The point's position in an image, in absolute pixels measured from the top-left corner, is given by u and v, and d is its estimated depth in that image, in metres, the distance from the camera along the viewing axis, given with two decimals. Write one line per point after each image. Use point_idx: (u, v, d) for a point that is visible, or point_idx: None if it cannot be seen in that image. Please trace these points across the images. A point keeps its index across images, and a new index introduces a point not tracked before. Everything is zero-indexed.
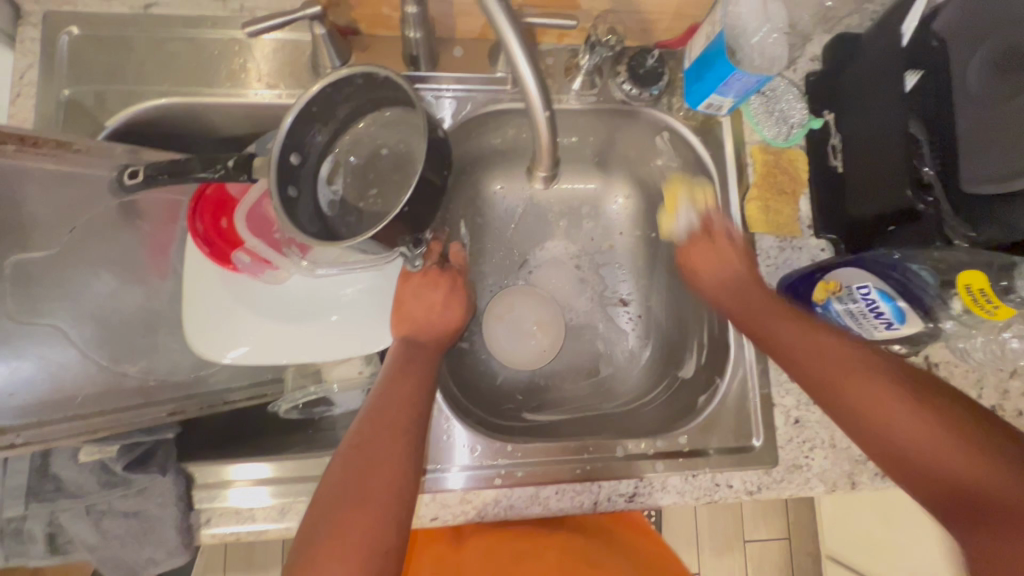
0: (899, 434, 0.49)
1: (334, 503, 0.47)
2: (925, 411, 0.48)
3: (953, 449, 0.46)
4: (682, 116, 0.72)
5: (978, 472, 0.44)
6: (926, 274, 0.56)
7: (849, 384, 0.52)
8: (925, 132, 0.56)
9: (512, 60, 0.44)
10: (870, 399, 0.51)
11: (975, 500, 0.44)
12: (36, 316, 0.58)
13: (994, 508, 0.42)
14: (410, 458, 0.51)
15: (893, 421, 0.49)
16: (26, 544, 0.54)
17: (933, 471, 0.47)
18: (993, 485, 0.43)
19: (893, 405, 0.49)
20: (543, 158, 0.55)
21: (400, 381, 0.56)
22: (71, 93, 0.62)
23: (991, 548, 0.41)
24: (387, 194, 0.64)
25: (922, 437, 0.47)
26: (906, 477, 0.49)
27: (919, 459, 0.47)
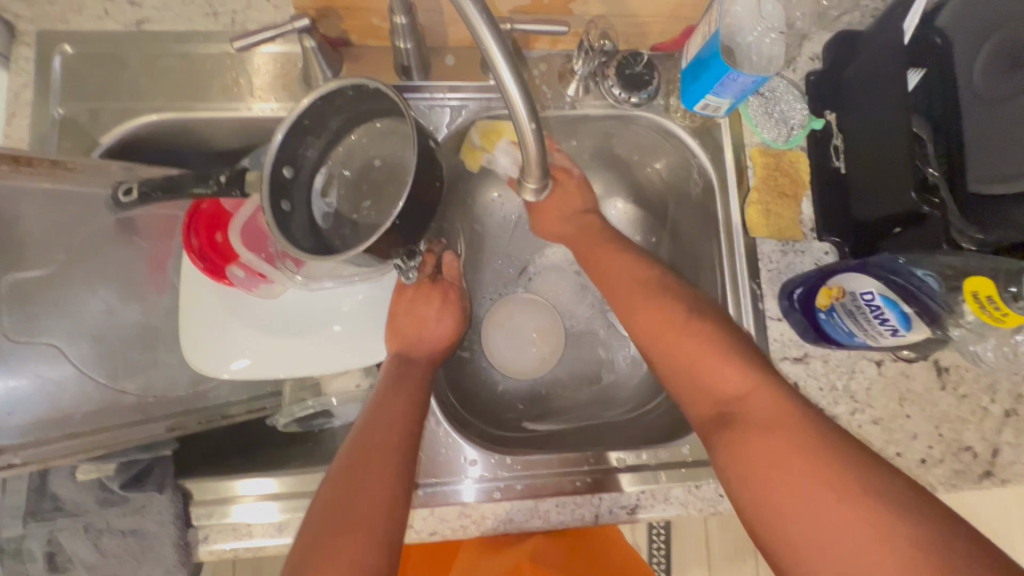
0: (684, 360, 0.54)
1: (324, 529, 0.46)
2: (709, 337, 0.54)
3: (725, 369, 0.51)
4: (679, 117, 0.70)
5: (734, 389, 0.50)
6: (933, 282, 0.53)
7: (657, 316, 0.57)
8: (929, 131, 0.57)
9: (495, 70, 0.42)
10: (669, 330, 0.56)
11: (733, 410, 0.49)
12: (34, 335, 0.58)
13: (743, 416, 0.48)
14: (402, 478, 0.51)
15: (682, 348, 0.55)
16: (25, 563, 0.54)
17: (709, 387, 0.52)
18: (747, 400, 0.49)
19: (681, 335, 0.55)
20: (532, 169, 0.52)
21: (391, 401, 0.56)
22: (64, 111, 0.62)
23: (736, 447, 0.47)
24: (382, 206, 0.64)
25: (704, 359, 0.53)
26: (687, 396, 0.54)
27: (691, 372, 0.53)
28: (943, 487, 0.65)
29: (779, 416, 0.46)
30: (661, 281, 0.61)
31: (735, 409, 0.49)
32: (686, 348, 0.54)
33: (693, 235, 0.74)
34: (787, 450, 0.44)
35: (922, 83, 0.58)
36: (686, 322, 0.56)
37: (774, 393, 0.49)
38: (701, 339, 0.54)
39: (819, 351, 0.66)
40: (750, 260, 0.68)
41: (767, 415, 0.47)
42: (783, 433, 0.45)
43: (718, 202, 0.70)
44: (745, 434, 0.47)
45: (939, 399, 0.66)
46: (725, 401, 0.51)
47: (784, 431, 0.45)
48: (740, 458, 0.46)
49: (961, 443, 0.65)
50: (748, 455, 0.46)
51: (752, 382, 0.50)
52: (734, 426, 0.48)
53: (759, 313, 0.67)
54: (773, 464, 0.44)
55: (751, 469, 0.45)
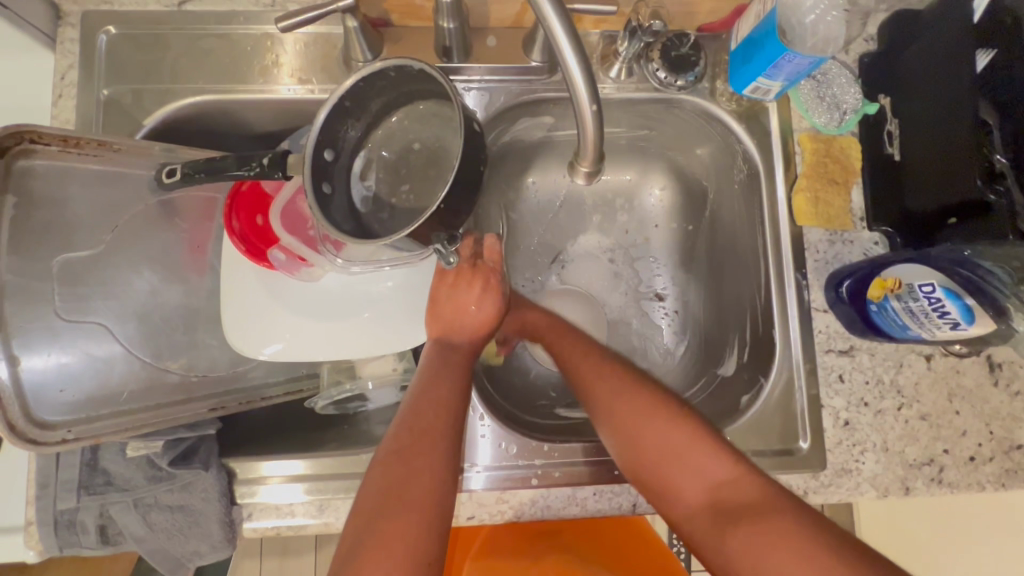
0: (658, 453, 0.52)
1: (378, 514, 0.47)
2: (689, 423, 0.52)
3: (709, 458, 0.50)
4: (724, 101, 0.68)
5: (722, 481, 0.49)
6: (999, 274, 0.52)
7: (618, 399, 0.55)
8: (996, 117, 0.52)
9: (557, 49, 0.43)
10: (637, 417, 0.53)
11: (723, 502, 0.48)
12: (83, 315, 0.57)
13: (737, 510, 0.47)
14: (451, 461, 0.51)
15: (653, 437, 0.52)
16: (79, 534, 0.56)
17: (683, 478, 0.51)
18: (735, 492, 0.49)
19: (656, 423, 0.53)
20: (587, 152, 0.51)
21: (438, 382, 0.56)
22: (109, 92, 0.63)
23: (733, 543, 0.46)
24: (420, 190, 0.62)
25: (686, 452, 0.51)
26: (662, 485, 0.52)
27: (659, 459, 0.52)
28: (992, 486, 0.62)
29: (769, 505, 0.46)
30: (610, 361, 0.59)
31: (723, 502, 0.49)
32: (643, 434, 0.53)
33: (734, 222, 0.73)
34: (784, 545, 0.43)
35: (988, 68, 0.53)
36: (638, 402, 0.54)
37: (756, 479, 0.49)
38: (660, 423, 0.52)
39: (865, 344, 0.64)
40: (796, 250, 0.66)
41: (755, 507, 0.46)
42: (771, 524, 0.45)
43: (764, 188, 0.68)
44: (741, 532, 0.46)
45: (990, 396, 0.63)
46: (709, 491, 0.50)
47: (775, 524, 0.45)
48: (741, 558, 0.45)
49: (1012, 441, 0.63)
50: (749, 554, 0.45)
51: (738, 470, 0.49)
52: (726, 523, 0.47)
53: (804, 303, 0.65)
54: (774, 563, 0.43)
55: (755, 571, 0.44)
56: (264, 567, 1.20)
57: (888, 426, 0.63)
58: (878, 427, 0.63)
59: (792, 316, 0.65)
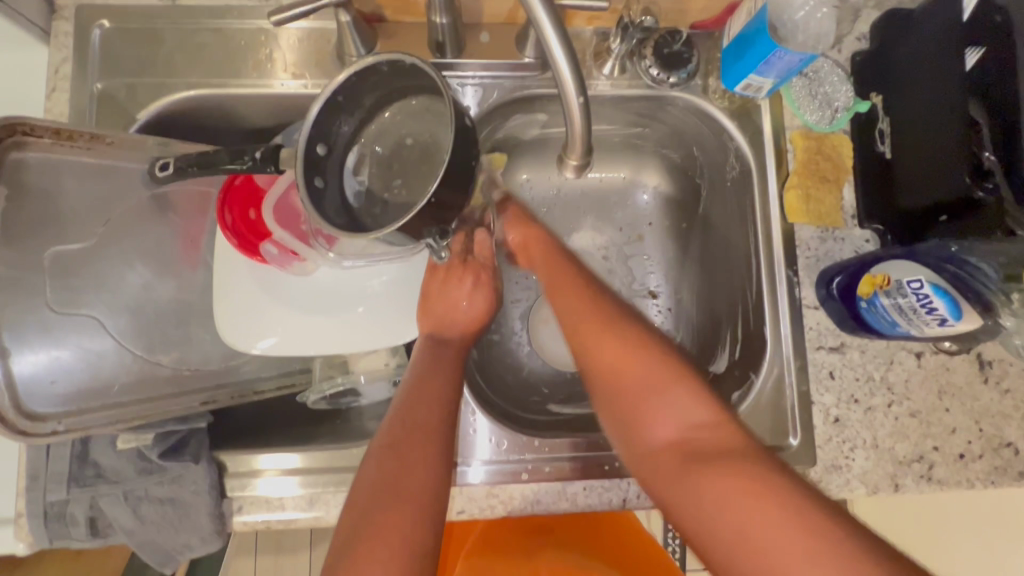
0: (639, 391, 0.52)
1: (374, 507, 0.47)
2: (676, 366, 0.52)
3: (689, 399, 0.50)
4: (716, 98, 0.68)
5: (699, 422, 0.49)
6: (986, 269, 0.54)
7: (611, 333, 0.55)
8: (986, 115, 0.51)
9: (547, 46, 0.43)
10: (624, 355, 0.54)
11: (693, 441, 0.48)
12: (75, 307, 0.57)
13: (706, 451, 0.47)
14: (445, 452, 0.52)
15: (638, 372, 0.52)
16: (69, 527, 0.56)
17: (659, 414, 0.51)
18: (706, 435, 0.48)
19: (644, 361, 0.53)
20: (575, 146, 0.52)
21: (430, 375, 0.57)
22: (103, 86, 0.63)
23: (695, 480, 0.46)
24: (411, 183, 0.62)
25: (669, 390, 0.51)
26: (635, 421, 0.51)
27: (640, 394, 0.52)
28: (982, 483, 0.63)
29: (739, 450, 0.46)
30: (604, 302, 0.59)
31: (692, 441, 0.48)
32: (631, 370, 0.53)
33: (727, 220, 0.73)
34: (751, 487, 0.43)
35: (980, 64, 0.52)
36: (629, 340, 0.54)
37: (731, 429, 0.48)
38: (648, 358, 0.53)
39: (856, 341, 0.65)
40: (788, 247, 0.66)
41: (724, 452, 0.46)
42: (738, 468, 0.45)
43: (756, 185, 0.68)
44: (705, 470, 0.46)
45: (980, 393, 0.64)
46: (681, 431, 0.49)
47: (743, 467, 0.45)
48: (702, 493, 0.45)
49: (1001, 439, 0.63)
50: (710, 491, 0.45)
51: (715, 417, 0.49)
52: (691, 461, 0.47)
53: (795, 300, 0.65)
54: (735, 503, 0.43)
55: (713, 504, 0.44)
56: (258, 564, 1.20)
57: (878, 423, 0.63)
58: (869, 424, 0.63)
59: (783, 313, 0.65)
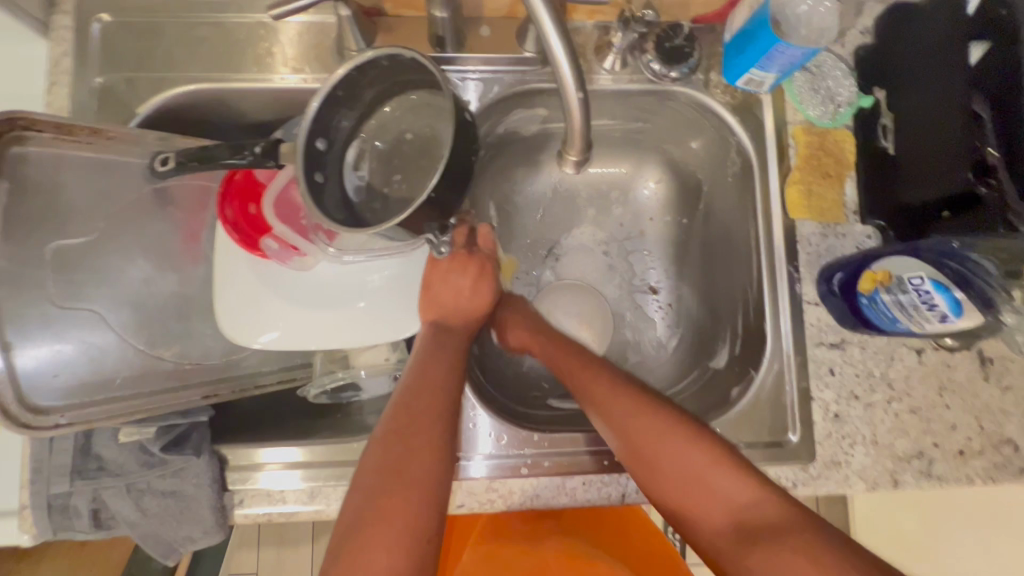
0: (683, 480, 0.51)
1: (376, 491, 0.48)
2: (707, 446, 0.52)
3: (731, 481, 0.50)
4: (718, 93, 0.68)
5: (744, 502, 0.49)
6: (986, 265, 0.55)
7: (636, 415, 0.55)
8: (988, 108, 0.51)
9: (545, 41, 0.43)
10: (659, 441, 0.53)
11: (747, 525, 0.48)
12: (76, 301, 0.57)
13: (761, 531, 0.47)
14: (448, 439, 0.52)
15: (673, 456, 0.52)
16: (72, 519, 0.57)
17: (708, 499, 0.50)
18: (758, 513, 0.48)
19: (676, 447, 0.52)
20: (575, 141, 0.52)
21: (433, 364, 0.57)
22: (103, 80, 0.63)
23: (757, 565, 0.46)
24: (413, 179, 0.62)
25: (708, 476, 0.50)
26: (687, 509, 0.51)
27: (686, 483, 0.51)
28: (982, 480, 0.62)
29: (791, 525, 0.46)
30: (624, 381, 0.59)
31: (747, 523, 0.48)
32: (665, 458, 0.52)
33: (728, 215, 0.73)
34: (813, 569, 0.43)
35: (983, 59, 0.52)
36: (654, 425, 0.54)
37: (780, 500, 0.48)
38: (676, 443, 0.52)
39: (856, 337, 0.64)
40: (789, 243, 0.66)
41: (780, 526, 0.46)
42: (795, 543, 0.44)
43: (757, 181, 0.68)
44: (765, 551, 0.45)
45: (981, 390, 0.63)
46: (734, 514, 0.49)
47: (798, 541, 0.44)
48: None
49: (1002, 436, 0.63)
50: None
51: (760, 489, 0.49)
52: (749, 546, 0.47)
53: (796, 297, 0.65)
54: None
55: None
56: (260, 556, 1.21)
57: (878, 419, 0.63)
58: (868, 420, 0.63)
59: (784, 309, 0.65)
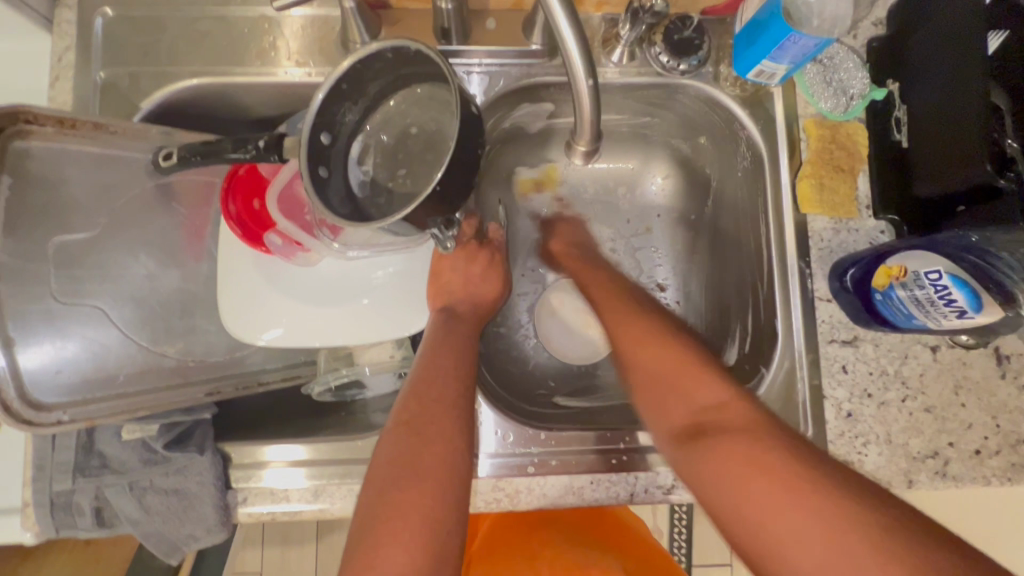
0: (657, 379, 0.53)
1: (389, 484, 0.47)
2: (689, 353, 0.54)
3: (705, 382, 0.51)
4: (728, 86, 0.67)
5: (708, 403, 0.49)
6: (1008, 258, 0.52)
7: (634, 328, 0.58)
8: (1007, 101, 0.51)
9: (556, 29, 0.43)
10: (646, 348, 0.56)
11: (707, 420, 0.48)
12: (78, 297, 0.57)
13: (714, 425, 0.47)
14: (462, 430, 0.52)
15: (653, 360, 0.54)
16: (75, 517, 0.56)
17: (675, 398, 0.51)
18: (718, 413, 0.48)
19: (658, 351, 0.55)
20: (584, 130, 0.52)
21: (441, 352, 0.57)
22: (105, 75, 0.62)
23: (705, 455, 0.46)
24: (417, 174, 0.61)
25: (682, 375, 0.52)
26: (656, 412, 0.52)
27: (660, 383, 0.53)
28: (998, 480, 0.61)
29: (745, 422, 0.46)
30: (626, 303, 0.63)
31: (705, 420, 0.48)
32: (650, 361, 0.54)
33: (738, 210, 0.72)
34: (756, 461, 0.43)
35: (1002, 49, 0.52)
36: (647, 334, 0.57)
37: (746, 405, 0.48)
38: (660, 349, 0.55)
39: (869, 334, 0.63)
40: (800, 238, 0.65)
41: (735, 423, 0.46)
42: (746, 435, 0.44)
43: (767, 175, 0.67)
44: (712, 441, 0.46)
45: (997, 388, 0.62)
46: (695, 413, 0.49)
47: (751, 437, 0.44)
48: (715, 469, 0.44)
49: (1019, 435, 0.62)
50: (720, 468, 0.44)
51: (728, 396, 0.49)
52: (700, 438, 0.47)
53: (807, 293, 0.64)
54: (745, 471, 0.43)
55: (725, 482, 0.43)
56: (265, 555, 1.20)
57: (892, 418, 0.62)
58: (882, 419, 0.62)
59: (795, 305, 0.64)
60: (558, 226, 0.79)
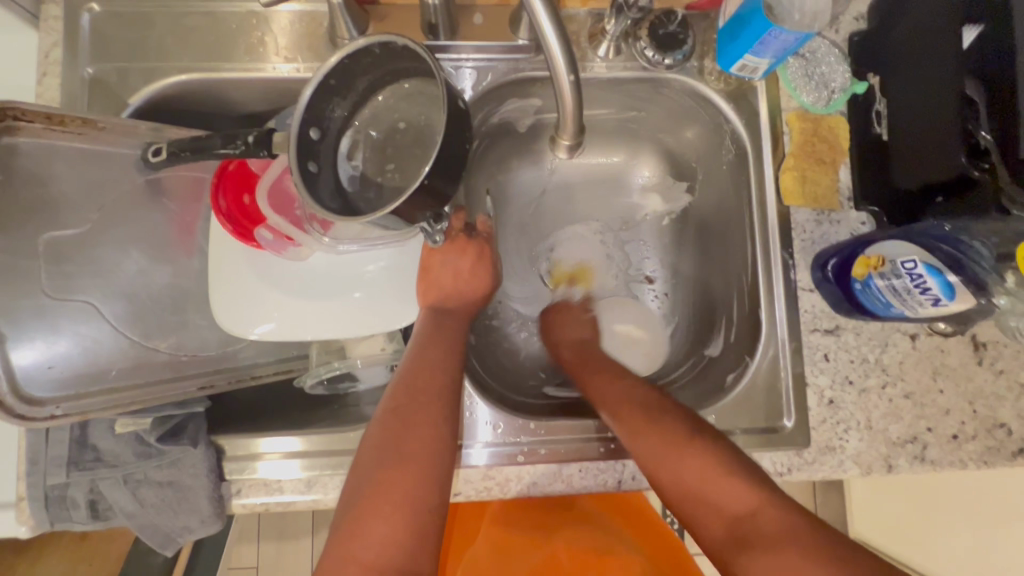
0: (684, 487, 0.52)
1: (376, 466, 0.49)
2: (706, 454, 0.52)
3: (731, 489, 0.50)
4: (713, 80, 0.68)
5: (742, 507, 0.49)
6: (979, 246, 0.54)
7: (647, 424, 0.56)
8: (982, 92, 0.50)
9: (538, 27, 0.43)
10: (665, 454, 0.53)
11: (746, 532, 0.48)
12: (69, 293, 0.57)
13: (757, 537, 0.47)
14: (448, 420, 0.53)
15: (680, 468, 0.52)
16: (70, 510, 0.57)
17: (713, 505, 0.50)
18: (756, 518, 0.48)
19: (676, 459, 0.53)
20: (567, 125, 0.52)
21: (434, 342, 0.58)
22: (94, 71, 0.62)
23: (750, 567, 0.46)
24: (405, 168, 0.61)
25: (709, 483, 0.51)
26: (695, 521, 0.52)
27: (690, 492, 0.52)
28: (975, 464, 0.63)
29: (784, 531, 0.46)
30: (633, 391, 0.61)
31: (744, 529, 0.48)
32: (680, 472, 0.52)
33: (724, 202, 0.73)
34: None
35: (976, 42, 0.51)
36: (659, 431, 0.55)
37: (780, 506, 0.48)
38: (685, 452, 0.53)
39: (850, 323, 0.65)
40: (783, 229, 0.66)
41: (776, 528, 0.46)
42: (786, 544, 0.45)
43: (752, 169, 0.68)
44: (755, 553, 0.46)
45: (974, 375, 0.64)
46: (732, 518, 0.49)
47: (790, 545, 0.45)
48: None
49: (995, 420, 0.63)
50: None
51: (761, 495, 0.49)
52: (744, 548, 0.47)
53: (790, 283, 0.65)
54: None
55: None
56: (260, 549, 1.21)
57: (872, 404, 0.64)
58: (863, 405, 0.64)
59: (778, 295, 0.66)
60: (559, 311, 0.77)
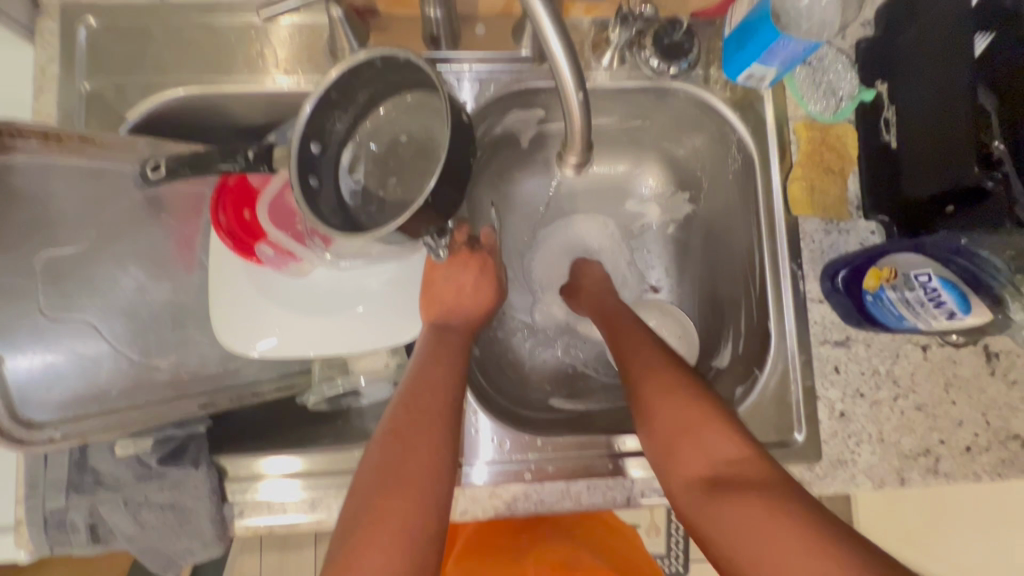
0: (671, 432, 0.52)
1: (376, 489, 0.48)
2: (701, 403, 0.53)
3: (717, 437, 0.50)
4: (718, 89, 0.67)
5: (728, 457, 0.49)
6: (993, 260, 0.54)
7: (655, 369, 0.58)
8: (994, 102, 0.50)
9: (545, 42, 0.42)
10: (663, 402, 0.54)
11: (719, 477, 0.49)
12: (67, 313, 0.56)
13: (734, 484, 0.47)
14: (447, 440, 0.52)
15: (673, 413, 0.53)
16: (69, 534, 0.56)
17: (693, 453, 0.51)
18: (738, 469, 0.48)
19: (671, 403, 0.54)
20: (574, 141, 0.51)
21: (434, 363, 0.57)
22: (91, 86, 0.62)
23: (723, 506, 0.46)
24: (408, 182, 0.61)
25: (698, 430, 0.51)
26: (672, 465, 0.52)
27: (676, 434, 0.52)
28: (989, 476, 0.62)
29: (762, 482, 0.46)
30: (649, 342, 0.62)
31: (723, 478, 0.48)
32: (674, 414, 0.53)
33: (730, 210, 0.72)
34: (763, 518, 0.43)
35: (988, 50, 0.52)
36: (663, 374, 0.57)
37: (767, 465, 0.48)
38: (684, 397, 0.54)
39: (861, 334, 0.64)
40: (792, 240, 0.65)
41: (756, 479, 0.46)
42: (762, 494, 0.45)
43: (759, 178, 0.67)
44: (729, 497, 0.46)
45: (987, 386, 0.63)
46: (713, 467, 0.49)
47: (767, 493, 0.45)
48: (726, 525, 0.45)
49: (1009, 431, 0.62)
50: (733, 520, 0.45)
51: (746, 452, 0.49)
52: (718, 492, 0.47)
53: (799, 294, 0.64)
54: (765, 529, 0.43)
55: (737, 537, 0.44)
56: (264, 561, 1.20)
57: (885, 417, 0.63)
58: (875, 418, 0.63)
59: (787, 306, 0.65)
60: (579, 278, 0.76)
